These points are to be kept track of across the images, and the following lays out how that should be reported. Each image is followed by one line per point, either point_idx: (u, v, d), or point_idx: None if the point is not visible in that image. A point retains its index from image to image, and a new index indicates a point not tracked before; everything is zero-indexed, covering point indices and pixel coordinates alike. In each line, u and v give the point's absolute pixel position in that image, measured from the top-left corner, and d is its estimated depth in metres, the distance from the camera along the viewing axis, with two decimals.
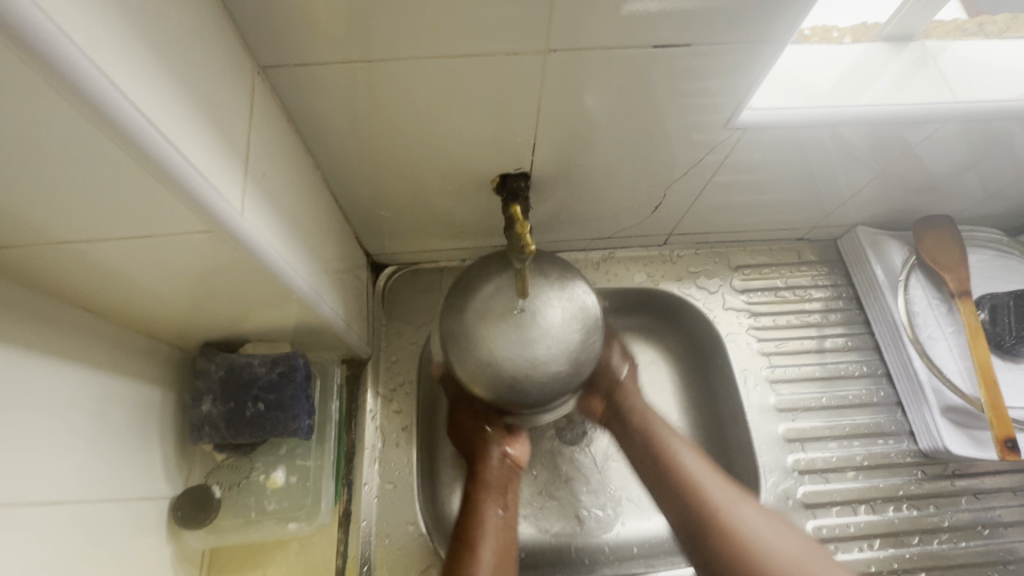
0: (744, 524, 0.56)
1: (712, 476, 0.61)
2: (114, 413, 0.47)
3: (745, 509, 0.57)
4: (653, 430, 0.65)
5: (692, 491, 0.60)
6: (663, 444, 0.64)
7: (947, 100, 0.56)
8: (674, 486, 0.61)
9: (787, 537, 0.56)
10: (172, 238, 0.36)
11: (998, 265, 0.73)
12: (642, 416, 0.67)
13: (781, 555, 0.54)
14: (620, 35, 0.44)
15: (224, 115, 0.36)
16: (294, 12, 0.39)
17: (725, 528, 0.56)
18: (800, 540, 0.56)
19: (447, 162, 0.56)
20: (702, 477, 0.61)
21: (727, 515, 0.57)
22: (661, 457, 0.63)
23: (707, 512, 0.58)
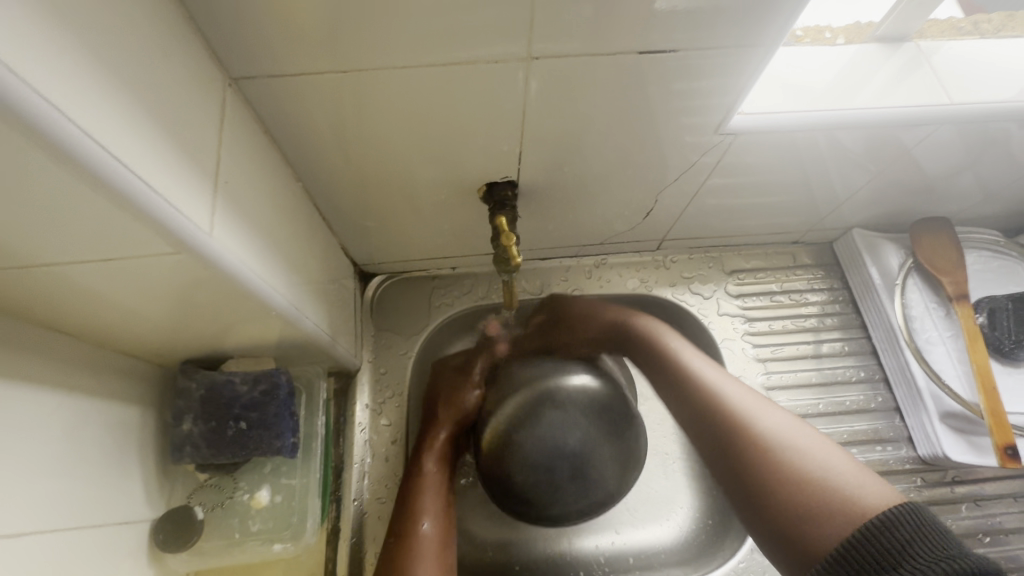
0: (778, 427, 0.51)
1: (740, 390, 0.56)
2: (91, 436, 0.45)
3: (765, 413, 0.52)
4: (693, 367, 0.59)
5: (739, 418, 0.52)
6: (715, 382, 0.57)
7: (943, 101, 0.54)
8: (718, 414, 0.54)
9: (841, 459, 0.47)
10: (139, 260, 0.34)
11: (996, 266, 0.72)
12: (688, 372, 0.59)
13: (826, 464, 0.46)
14: (603, 41, 0.43)
15: (191, 130, 0.35)
16: (264, 20, 0.37)
17: (769, 439, 0.50)
18: (860, 469, 0.46)
19: (431, 172, 0.55)
20: (738, 396, 0.55)
21: (761, 424, 0.51)
22: (720, 401, 0.55)
23: (771, 455, 0.48)
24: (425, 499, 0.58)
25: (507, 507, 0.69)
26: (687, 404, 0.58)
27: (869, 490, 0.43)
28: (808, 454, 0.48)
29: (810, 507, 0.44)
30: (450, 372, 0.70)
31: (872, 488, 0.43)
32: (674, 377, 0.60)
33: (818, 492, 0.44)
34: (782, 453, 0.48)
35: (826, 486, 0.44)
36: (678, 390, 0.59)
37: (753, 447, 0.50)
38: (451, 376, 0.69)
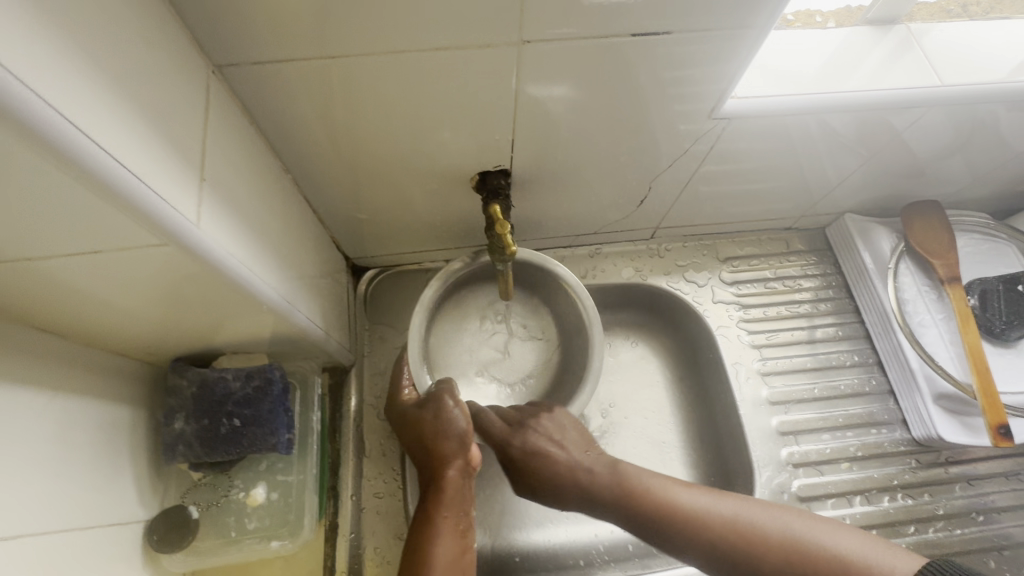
0: (786, 528, 0.50)
1: (702, 494, 0.53)
2: (82, 437, 0.44)
3: (729, 504, 0.52)
4: (641, 485, 0.54)
5: (737, 536, 0.50)
6: (689, 502, 0.52)
7: (933, 84, 0.55)
8: (715, 538, 0.50)
9: (841, 532, 0.49)
10: (125, 254, 0.33)
11: (986, 249, 0.72)
12: (644, 490, 0.54)
13: (842, 546, 0.47)
14: (595, 25, 0.42)
15: (175, 120, 0.34)
16: (248, 7, 0.36)
17: (784, 545, 0.49)
18: (879, 541, 0.47)
19: (424, 162, 0.54)
20: (717, 507, 0.52)
21: (762, 528, 0.50)
22: (699, 524, 0.51)
23: (791, 562, 0.48)
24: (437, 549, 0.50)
25: (505, 499, 0.68)
26: (660, 534, 0.53)
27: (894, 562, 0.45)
28: (823, 546, 0.48)
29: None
30: (416, 406, 0.58)
31: (893, 557, 0.45)
32: (627, 511, 0.54)
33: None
34: (808, 557, 0.47)
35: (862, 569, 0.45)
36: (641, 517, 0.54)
37: (771, 560, 0.48)
38: (418, 409, 0.58)
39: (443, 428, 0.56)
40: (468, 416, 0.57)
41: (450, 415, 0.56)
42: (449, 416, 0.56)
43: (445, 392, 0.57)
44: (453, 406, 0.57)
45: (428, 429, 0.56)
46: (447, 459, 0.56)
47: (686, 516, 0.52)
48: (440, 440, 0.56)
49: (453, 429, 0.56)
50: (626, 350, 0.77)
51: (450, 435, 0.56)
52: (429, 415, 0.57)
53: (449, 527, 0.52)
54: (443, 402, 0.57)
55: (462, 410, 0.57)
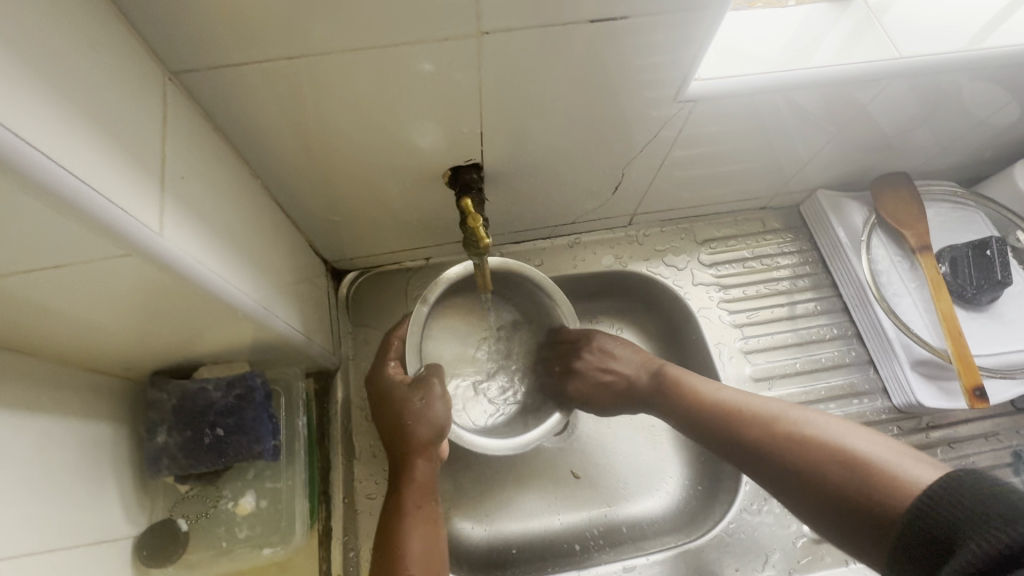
0: (815, 426, 0.50)
1: (740, 395, 0.57)
2: (63, 455, 0.44)
3: (796, 414, 0.52)
4: (694, 386, 0.61)
5: (760, 426, 0.53)
6: (735, 405, 0.56)
7: (893, 56, 0.55)
8: (749, 431, 0.53)
9: (880, 442, 0.47)
10: (89, 266, 0.33)
11: (955, 217, 0.74)
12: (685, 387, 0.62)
13: (870, 450, 0.45)
14: (556, 13, 0.42)
15: (130, 127, 0.33)
16: (200, 10, 0.36)
17: (820, 446, 0.48)
18: (920, 459, 0.44)
19: (395, 158, 0.54)
20: (763, 407, 0.55)
21: (789, 424, 0.51)
22: (746, 416, 0.55)
23: (814, 452, 0.48)
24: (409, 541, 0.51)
25: (500, 492, 0.69)
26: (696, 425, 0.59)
27: (917, 472, 0.42)
28: (849, 447, 0.47)
29: (873, 502, 0.42)
30: (404, 384, 0.58)
31: (919, 468, 0.42)
32: (682, 411, 0.60)
33: (874, 486, 0.43)
34: (831, 455, 0.47)
35: (877, 476, 0.43)
36: (693, 418, 0.59)
37: (801, 464, 0.48)
38: (405, 388, 0.57)
39: (424, 412, 0.55)
40: (451, 408, 0.56)
41: (436, 404, 0.56)
42: (434, 406, 0.55)
43: (435, 382, 0.57)
44: (438, 390, 0.56)
45: (410, 411, 0.55)
46: (418, 447, 0.55)
47: (730, 412, 0.56)
48: (417, 426, 0.55)
49: (433, 418, 0.55)
50: None
51: (428, 423, 0.55)
52: (414, 400, 0.56)
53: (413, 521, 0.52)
54: (431, 388, 0.56)
55: (446, 403, 0.56)
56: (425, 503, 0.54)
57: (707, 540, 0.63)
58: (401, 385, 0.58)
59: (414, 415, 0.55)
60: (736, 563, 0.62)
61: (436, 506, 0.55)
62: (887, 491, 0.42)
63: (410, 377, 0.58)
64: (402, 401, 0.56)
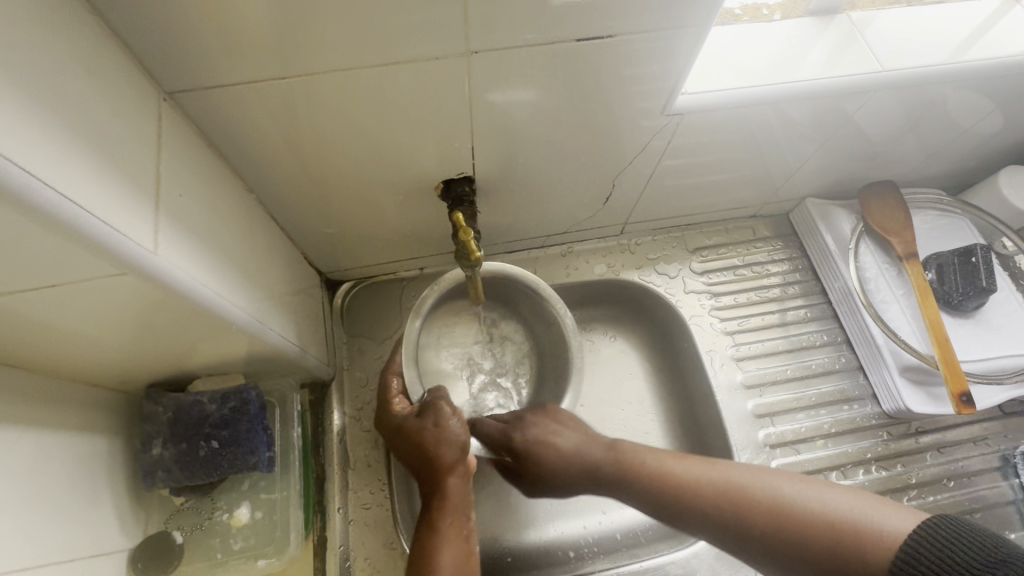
0: (781, 486, 0.50)
1: (703, 465, 0.54)
2: (59, 470, 0.44)
3: (768, 478, 0.51)
4: (650, 463, 0.56)
5: (736, 499, 0.51)
6: (690, 477, 0.54)
7: (875, 69, 0.56)
8: (716, 507, 0.51)
9: (845, 494, 0.49)
10: (85, 284, 0.33)
11: (942, 224, 0.75)
12: (639, 463, 0.56)
13: (842, 506, 0.48)
14: (543, 31, 0.43)
15: (125, 147, 0.34)
16: (195, 32, 0.36)
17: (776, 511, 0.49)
18: (887, 504, 0.48)
19: (387, 173, 0.54)
20: (723, 475, 0.53)
21: (761, 491, 0.51)
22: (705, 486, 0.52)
23: (801, 524, 0.48)
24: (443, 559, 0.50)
25: (495, 501, 0.69)
26: (678, 513, 0.53)
27: (896, 523, 0.45)
28: (820, 506, 0.48)
29: (851, 556, 0.45)
30: (414, 415, 0.57)
31: (891, 517, 0.46)
32: (634, 486, 0.56)
33: (850, 539, 0.45)
34: (801, 516, 0.48)
35: (857, 529, 0.45)
36: (658, 499, 0.54)
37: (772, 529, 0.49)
38: (416, 418, 0.57)
39: (443, 437, 0.56)
40: (466, 425, 0.57)
41: (450, 424, 0.56)
42: (449, 426, 0.56)
43: (444, 404, 0.57)
44: (452, 413, 0.57)
45: (429, 439, 0.56)
46: (448, 468, 0.55)
47: (682, 484, 0.53)
48: (440, 449, 0.55)
49: (453, 437, 0.56)
50: (604, 345, 0.78)
51: (450, 444, 0.55)
52: (428, 425, 0.56)
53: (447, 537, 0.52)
54: (441, 411, 0.57)
55: (460, 421, 0.57)
56: (460, 524, 0.53)
57: (699, 547, 0.63)
58: (411, 417, 0.58)
59: (434, 438, 0.55)
60: (729, 570, 0.62)
61: (470, 523, 0.54)
62: (867, 546, 0.44)
63: (419, 406, 0.58)
64: (419, 432, 0.56)
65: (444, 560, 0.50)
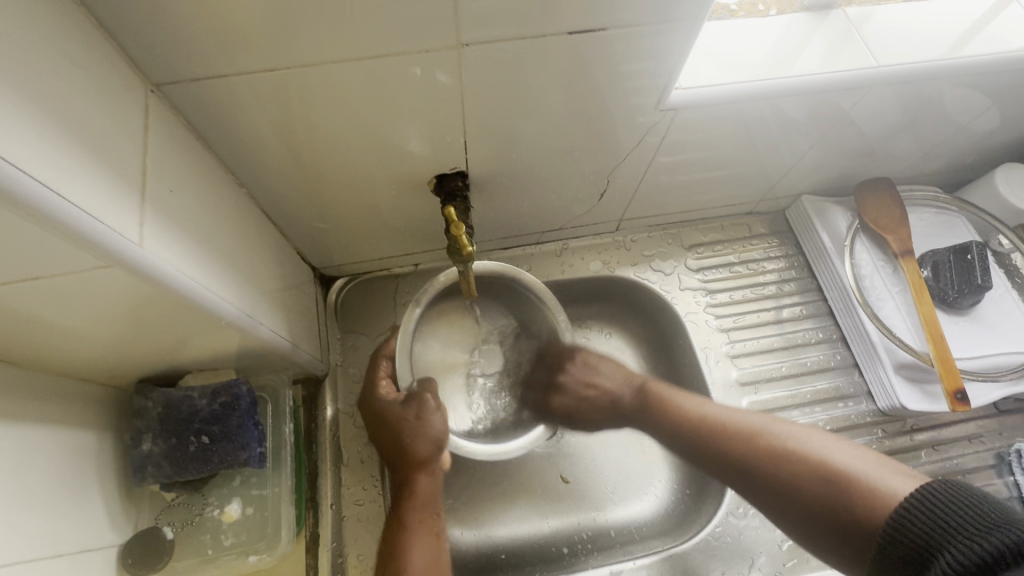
0: (791, 436, 0.53)
1: (728, 411, 0.58)
2: (47, 464, 0.44)
3: (783, 429, 0.54)
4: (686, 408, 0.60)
5: (753, 442, 0.54)
6: (717, 420, 0.58)
7: (871, 65, 0.56)
8: (736, 447, 0.55)
9: (857, 453, 0.49)
10: (70, 277, 0.33)
11: (938, 222, 0.75)
12: (674, 408, 0.62)
13: (847, 461, 0.48)
14: (535, 25, 0.43)
15: (111, 139, 0.33)
16: (181, 22, 0.36)
17: (785, 454, 0.51)
18: (891, 466, 0.47)
19: (379, 167, 0.54)
20: (748, 422, 0.56)
21: (774, 437, 0.53)
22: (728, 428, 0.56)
23: (801, 473, 0.49)
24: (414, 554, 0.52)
25: (489, 497, 0.69)
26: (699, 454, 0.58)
27: (895, 484, 0.44)
28: (826, 458, 0.49)
29: (847, 506, 0.45)
30: (399, 403, 0.59)
31: (893, 477, 0.45)
32: (671, 431, 0.61)
33: (847, 490, 0.46)
34: (806, 463, 0.50)
35: (857, 484, 0.46)
36: (690, 442, 0.59)
37: (777, 471, 0.51)
38: (400, 407, 0.58)
39: (422, 430, 0.57)
40: (447, 421, 0.58)
41: (432, 418, 0.57)
42: (431, 421, 0.57)
43: (428, 396, 0.58)
44: (436, 407, 0.58)
45: (408, 431, 0.57)
46: (422, 462, 0.57)
47: (713, 420, 0.58)
48: (416, 442, 0.57)
49: (431, 431, 0.58)
50: (600, 342, 0.78)
51: (426, 439, 0.57)
52: (410, 416, 0.58)
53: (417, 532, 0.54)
54: (425, 403, 0.58)
55: (442, 415, 0.58)
56: (430, 519, 0.55)
57: (693, 544, 0.63)
58: (396, 404, 0.59)
59: (413, 432, 0.57)
60: (723, 566, 0.62)
61: (440, 519, 0.56)
62: (863, 503, 0.45)
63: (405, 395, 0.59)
64: (402, 421, 0.58)
65: (414, 555, 0.52)
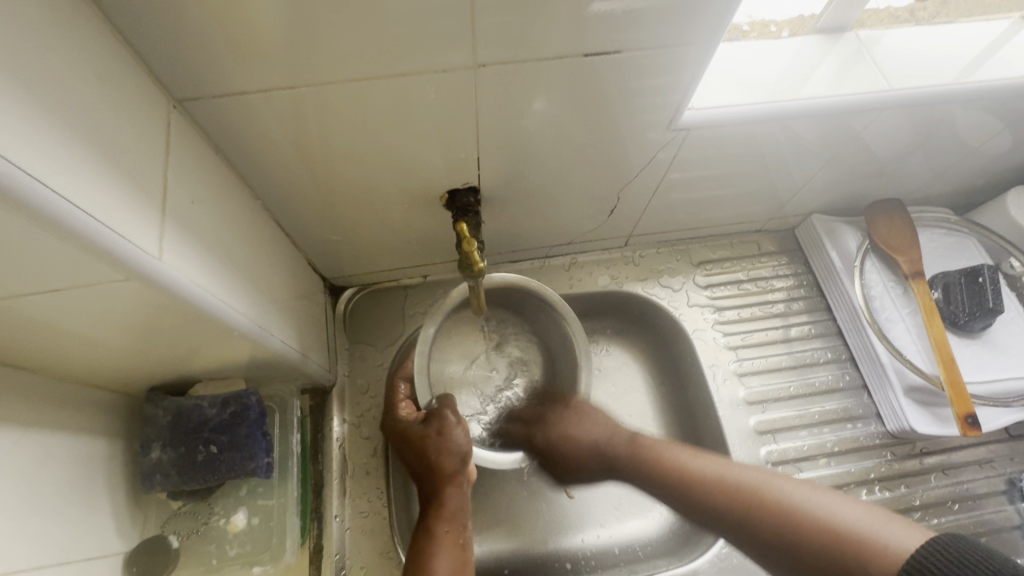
0: (796, 494, 0.50)
1: (714, 461, 0.56)
2: (57, 471, 0.44)
3: (782, 483, 0.51)
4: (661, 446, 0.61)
5: (750, 507, 0.51)
6: (721, 472, 0.55)
7: (882, 87, 0.56)
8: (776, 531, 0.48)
9: (857, 507, 0.47)
10: (90, 288, 0.34)
11: (949, 244, 0.75)
12: (659, 454, 0.60)
13: (853, 515, 0.45)
14: (550, 46, 0.43)
15: (135, 153, 0.34)
16: (207, 40, 0.37)
17: (791, 518, 0.48)
18: (905, 525, 0.44)
19: (392, 181, 0.55)
20: (740, 477, 0.54)
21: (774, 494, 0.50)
22: (721, 488, 0.53)
23: (809, 526, 0.47)
24: (439, 565, 0.48)
25: (494, 512, 0.68)
26: (694, 508, 0.55)
27: (903, 539, 0.42)
28: (836, 518, 0.46)
29: (850, 561, 0.43)
30: (419, 421, 0.58)
31: (902, 534, 0.43)
32: (651, 475, 0.59)
33: (851, 544, 0.44)
34: (819, 524, 0.46)
35: (863, 540, 0.43)
36: (676, 494, 0.57)
37: (791, 532, 0.47)
38: (421, 426, 0.57)
39: (445, 444, 0.56)
40: (469, 436, 0.57)
41: (455, 432, 0.56)
42: (454, 434, 0.56)
43: (449, 412, 0.58)
44: (456, 420, 0.57)
45: (431, 447, 0.56)
46: (449, 475, 0.55)
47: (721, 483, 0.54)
48: (441, 456, 0.55)
49: (455, 445, 0.56)
50: (607, 356, 0.78)
51: (453, 452, 0.56)
52: (432, 432, 0.56)
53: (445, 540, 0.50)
54: (445, 419, 0.57)
55: (464, 430, 0.57)
56: (457, 534, 0.51)
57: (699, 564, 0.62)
58: (414, 426, 0.58)
59: (436, 447, 0.56)
60: None
61: (466, 536, 0.52)
62: (869, 556, 0.42)
63: (425, 413, 0.59)
64: (422, 438, 0.57)
65: (439, 566, 0.48)
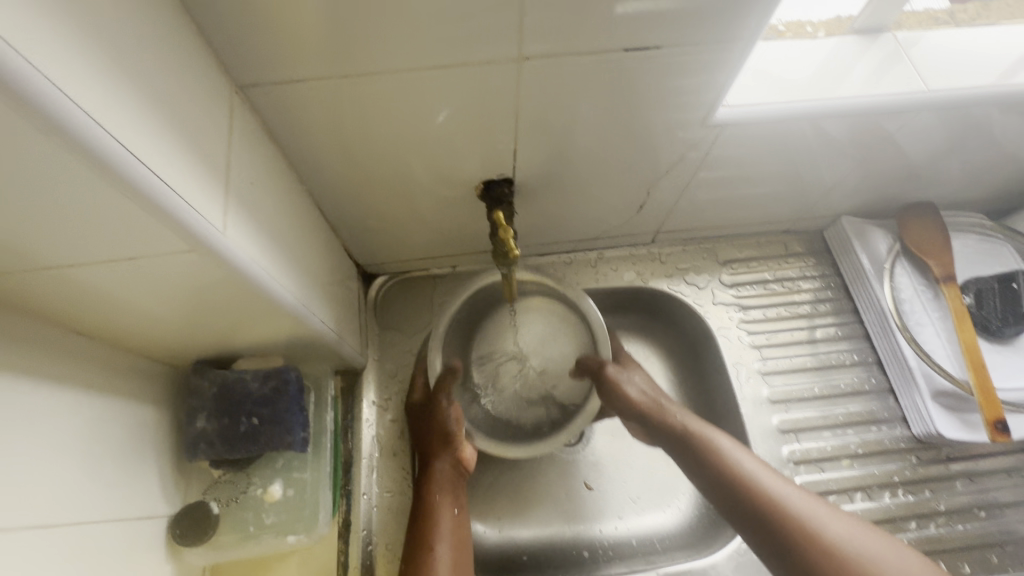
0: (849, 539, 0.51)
1: (775, 478, 0.56)
2: (111, 434, 0.47)
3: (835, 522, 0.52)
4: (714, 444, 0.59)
5: (806, 535, 0.51)
6: (773, 488, 0.55)
7: (919, 90, 0.56)
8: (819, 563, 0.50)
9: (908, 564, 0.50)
10: (158, 258, 0.36)
11: (983, 249, 0.74)
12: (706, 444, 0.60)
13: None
14: (592, 41, 0.45)
15: (202, 133, 0.37)
16: (269, 30, 0.39)
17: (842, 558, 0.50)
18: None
19: (431, 171, 0.57)
20: (794, 502, 0.54)
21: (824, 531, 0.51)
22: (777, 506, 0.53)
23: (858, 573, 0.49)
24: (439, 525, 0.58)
25: (515, 499, 0.70)
26: (736, 507, 0.55)
27: None
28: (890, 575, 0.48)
29: None
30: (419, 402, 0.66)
31: None
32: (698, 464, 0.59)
33: None
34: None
35: None
36: (722, 488, 0.56)
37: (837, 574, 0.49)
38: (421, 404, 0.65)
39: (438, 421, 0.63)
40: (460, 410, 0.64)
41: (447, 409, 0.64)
42: (445, 411, 0.63)
43: (442, 392, 0.64)
44: (449, 402, 0.64)
45: (428, 424, 0.64)
46: (440, 450, 0.63)
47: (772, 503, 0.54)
48: (433, 429, 0.63)
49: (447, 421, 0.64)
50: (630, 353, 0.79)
51: (442, 426, 0.63)
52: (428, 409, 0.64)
53: (445, 503, 0.60)
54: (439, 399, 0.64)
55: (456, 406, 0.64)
56: (452, 502, 0.61)
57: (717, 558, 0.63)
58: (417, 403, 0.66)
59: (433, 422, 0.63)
60: None
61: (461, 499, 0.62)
62: None
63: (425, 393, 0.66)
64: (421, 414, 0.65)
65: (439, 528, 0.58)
